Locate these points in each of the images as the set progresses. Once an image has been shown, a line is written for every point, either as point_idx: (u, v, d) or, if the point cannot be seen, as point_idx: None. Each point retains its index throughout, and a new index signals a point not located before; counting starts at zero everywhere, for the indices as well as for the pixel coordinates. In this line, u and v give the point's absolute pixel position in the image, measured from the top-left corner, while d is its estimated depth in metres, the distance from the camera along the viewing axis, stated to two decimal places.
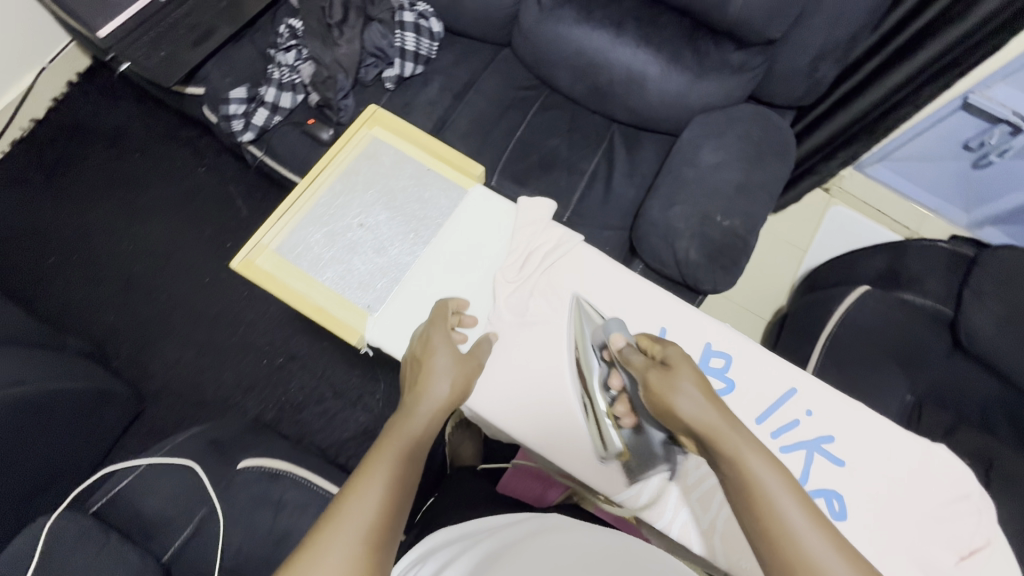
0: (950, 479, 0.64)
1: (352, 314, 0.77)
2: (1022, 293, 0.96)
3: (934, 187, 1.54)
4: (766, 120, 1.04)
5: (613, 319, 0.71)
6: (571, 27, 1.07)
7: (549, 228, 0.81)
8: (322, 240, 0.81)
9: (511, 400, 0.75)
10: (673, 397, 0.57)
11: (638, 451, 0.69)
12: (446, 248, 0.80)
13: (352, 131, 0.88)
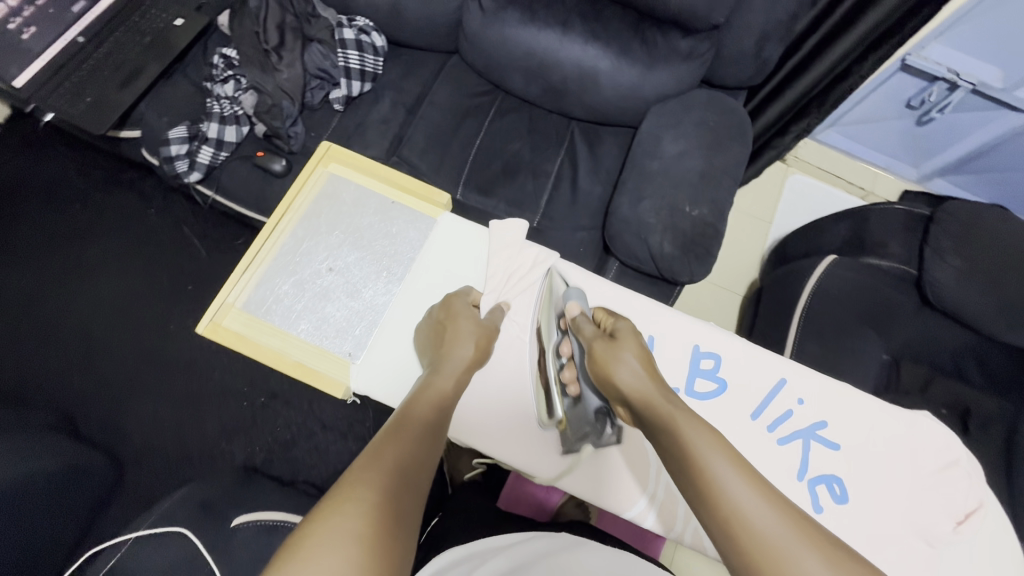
0: (937, 447, 0.66)
1: (333, 365, 0.71)
2: (976, 246, 1.01)
3: (882, 146, 1.60)
4: (720, 105, 1.05)
5: (574, 288, 0.73)
6: (516, 29, 1.04)
7: (525, 249, 0.77)
8: (291, 291, 0.74)
9: (511, 433, 0.72)
10: (613, 366, 0.63)
11: (574, 422, 0.69)
12: (422, 283, 0.75)
13: (307, 172, 0.81)
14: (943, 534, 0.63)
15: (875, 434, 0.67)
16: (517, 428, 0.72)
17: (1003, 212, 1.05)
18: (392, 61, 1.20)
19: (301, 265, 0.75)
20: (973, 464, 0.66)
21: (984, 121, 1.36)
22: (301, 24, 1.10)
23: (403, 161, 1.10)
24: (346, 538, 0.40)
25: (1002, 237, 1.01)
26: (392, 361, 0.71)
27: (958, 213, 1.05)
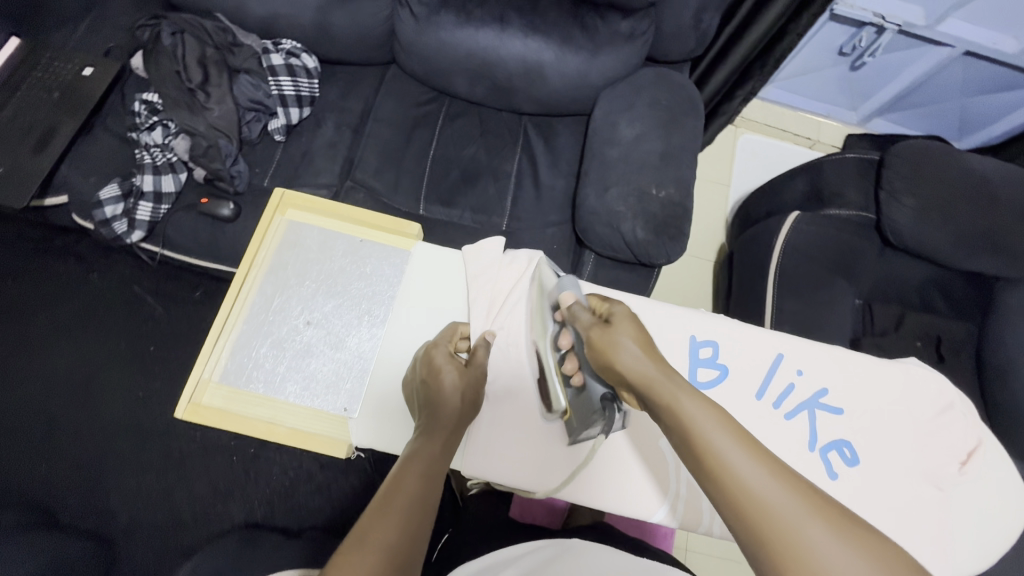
0: (932, 394, 0.69)
1: (327, 424, 0.66)
2: (927, 183, 1.05)
3: (822, 95, 1.65)
4: (668, 81, 1.05)
5: (568, 278, 0.71)
6: (453, 31, 1.01)
7: (507, 265, 0.74)
8: (269, 353, 0.68)
9: (527, 460, 0.68)
10: (612, 348, 0.59)
11: (579, 410, 0.65)
12: (405, 319, 0.70)
13: (263, 225, 0.75)
14: (951, 476, 0.66)
15: (874, 392, 0.69)
16: (533, 453, 0.68)
17: (946, 146, 1.10)
18: (327, 81, 1.15)
19: (275, 324, 0.70)
20: (966, 404, 0.69)
21: (913, 58, 1.42)
22: (223, 55, 1.03)
23: (359, 183, 1.06)
24: None
25: (949, 170, 1.06)
26: (391, 407, 0.66)
27: (904, 154, 1.08)
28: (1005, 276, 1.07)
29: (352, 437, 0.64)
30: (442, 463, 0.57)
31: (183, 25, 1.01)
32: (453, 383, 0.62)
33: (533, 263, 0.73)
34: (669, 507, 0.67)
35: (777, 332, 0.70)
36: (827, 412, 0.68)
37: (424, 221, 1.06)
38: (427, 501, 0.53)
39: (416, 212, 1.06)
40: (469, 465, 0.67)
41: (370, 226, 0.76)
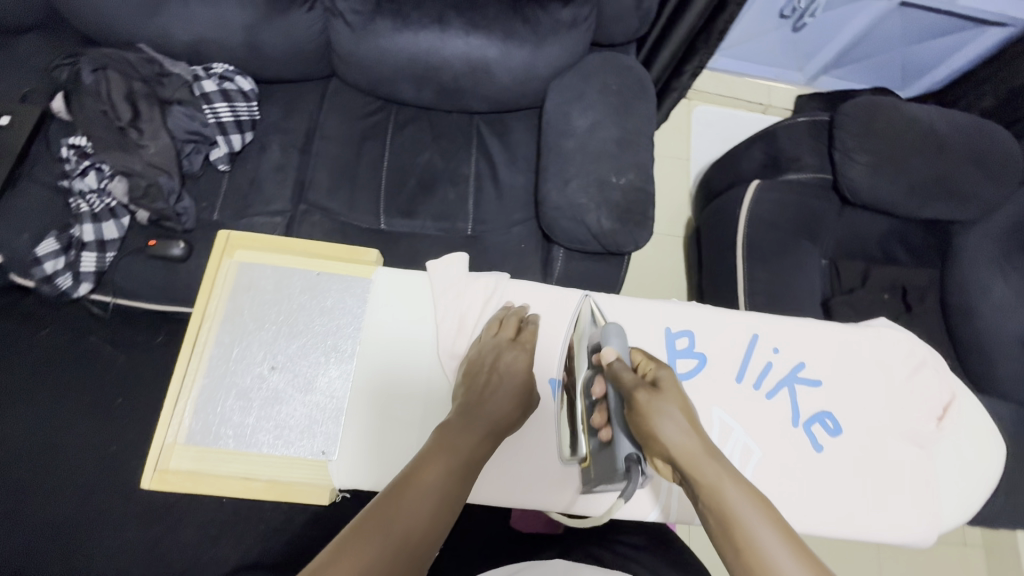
0: (902, 353, 0.71)
1: (307, 469, 0.63)
2: (878, 139, 1.06)
3: (768, 60, 1.67)
4: (617, 65, 1.03)
5: (613, 326, 0.67)
6: (392, 37, 0.97)
7: (472, 282, 0.73)
8: (237, 405, 0.65)
9: (519, 476, 0.69)
10: (655, 421, 0.58)
11: (599, 465, 0.64)
12: (376, 350, 0.68)
13: (211, 270, 0.70)
14: (931, 433, 0.68)
15: (848, 358, 0.71)
16: (525, 469, 0.69)
17: (891, 100, 1.12)
18: (266, 101, 1.10)
19: (240, 373, 0.66)
20: (936, 360, 0.71)
21: (852, 14, 1.44)
22: (152, 87, 0.97)
23: (313, 205, 1.02)
24: None
25: (898, 123, 1.07)
26: (374, 442, 0.65)
27: (853, 112, 1.09)
28: (959, 220, 1.11)
29: (335, 481, 0.63)
30: (475, 460, 0.59)
31: (105, 60, 0.94)
32: (514, 393, 0.65)
33: (499, 276, 0.73)
34: (663, 504, 0.69)
35: (749, 312, 0.71)
36: (805, 386, 0.69)
37: (387, 235, 1.04)
38: (446, 496, 0.54)
39: (377, 227, 1.03)
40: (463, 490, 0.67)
41: (327, 256, 0.73)
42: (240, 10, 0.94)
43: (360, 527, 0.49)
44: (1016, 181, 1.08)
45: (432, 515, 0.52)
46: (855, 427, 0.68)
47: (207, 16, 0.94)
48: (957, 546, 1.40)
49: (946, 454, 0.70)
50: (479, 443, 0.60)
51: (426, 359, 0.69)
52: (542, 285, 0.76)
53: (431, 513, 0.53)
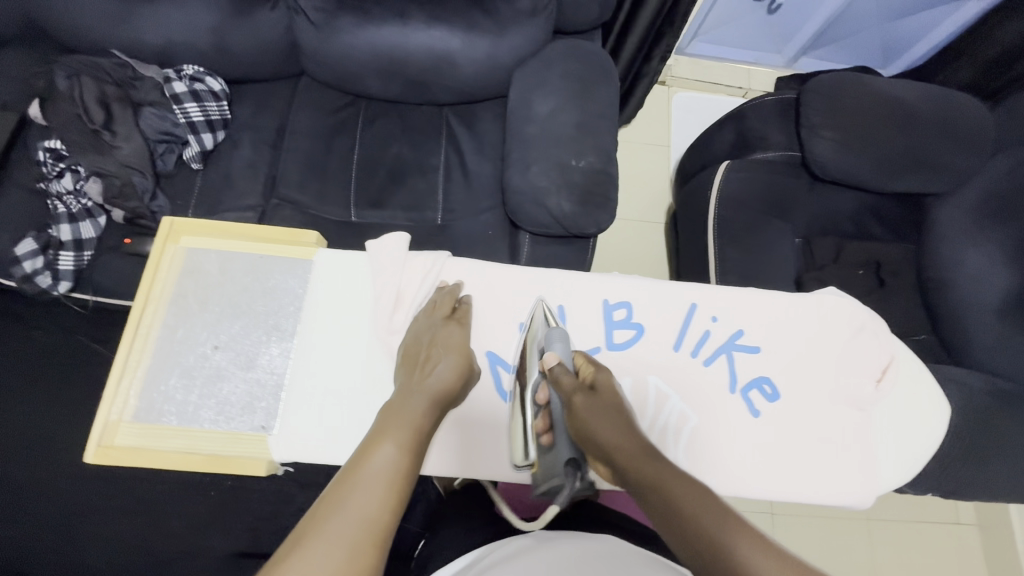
0: (846, 318, 0.74)
1: (248, 443, 0.65)
2: (843, 113, 1.06)
3: (747, 42, 1.65)
4: (579, 51, 1.04)
5: (556, 331, 0.69)
6: (354, 32, 0.98)
7: (411, 260, 0.75)
8: (181, 383, 0.67)
9: (459, 448, 0.70)
10: (591, 425, 0.59)
11: (543, 469, 0.63)
12: (317, 328, 0.71)
13: (155, 254, 0.72)
14: (870, 395, 0.70)
15: (788, 323, 0.74)
16: (465, 440, 0.71)
17: (858, 74, 1.12)
18: (239, 101, 1.12)
19: (184, 353, 0.68)
20: (879, 324, 0.73)
21: None
22: (126, 91, 1.00)
23: (284, 200, 1.04)
24: (368, 493, 0.48)
25: (865, 98, 1.07)
26: (312, 416, 0.67)
27: (820, 89, 1.08)
28: (937, 191, 1.10)
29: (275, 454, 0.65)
30: (423, 426, 0.57)
31: (77, 67, 0.97)
32: (454, 365, 0.64)
33: (439, 254, 0.74)
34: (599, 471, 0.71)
35: (686, 283, 0.75)
36: (742, 351, 0.73)
37: (357, 226, 1.06)
38: (404, 469, 0.52)
39: (347, 219, 1.05)
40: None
41: (269, 239, 0.75)
42: (206, 12, 0.97)
43: (319, 507, 0.47)
44: (987, 150, 1.07)
45: (398, 489, 0.50)
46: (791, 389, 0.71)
47: (175, 20, 0.97)
48: (949, 524, 1.38)
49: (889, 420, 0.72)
50: (423, 411, 0.58)
51: (364, 335, 0.71)
52: (483, 263, 0.77)
53: (395, 484, 0.50)
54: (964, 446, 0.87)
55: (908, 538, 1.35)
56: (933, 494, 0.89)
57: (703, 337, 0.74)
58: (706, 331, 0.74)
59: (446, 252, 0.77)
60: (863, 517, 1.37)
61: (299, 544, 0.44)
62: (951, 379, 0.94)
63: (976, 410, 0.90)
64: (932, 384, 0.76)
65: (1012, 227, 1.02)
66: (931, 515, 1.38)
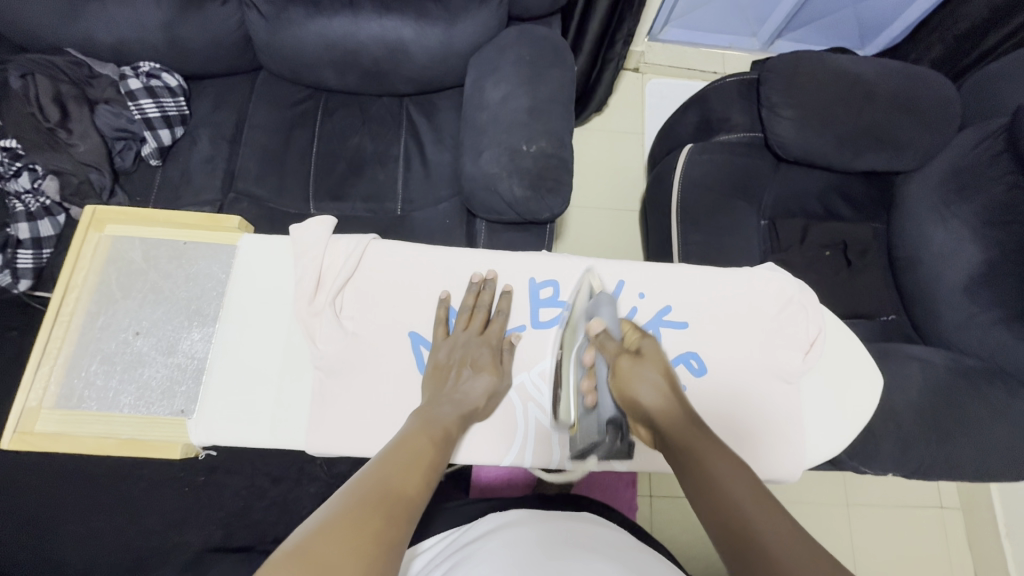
0: (772, 292, 0.79)
1: (163, 427, 0.67)
2: (801, 91, 1.05)
3: (720, 26, 1.64)
4: (532, 36, 1.03)
5: (603, 300, 0.71)
6: (305, 24, 0.99)
7: (333, 243, 0.74)
8: (102, 368, 0.70)
9: (381, 429, 0.69)
10: (635, 387, 0.61)
11: (584, 430, 0.68)
12: (236, 312, 0.72)
13: (80, 244, 0.75)
14: (798, 368, 0.75)
15: (716, 298, 0.78)
16: (383, 421, 0.69)
17: (818, 52, 1.10)
18: (198, 97, 1.13)
19: (106, 339, 0.71)
20: (808, 300, 0.77)
21: None
22: (81, 88, 1.01)
23: (241, 194, 1.05)
24: (406, 471, 0.54)
25: (825, 76, 1.06)
26: (228, 397, 0.68)
27: (778, 68, 1.07)
28: (900, 170, 1.10)
29: (192, 436, 0.67)
30: (450, 433, 0.63)
31: (31, 65, 0.98)
32: (485, 383, 0.69)
33: (361, 236, 0.74)
34: (516, 449, 0.72)
35: (618, 261, 0.79)
36: (670, 327, 0.77)
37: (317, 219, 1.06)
38: (434, 465, 0.57)
39: (306, 212, 1.05)
40: (314, 441, 0.67)
41: (195, 227, 0.76)
42: (157, 8, 0.98)
43: (365, 479, 0.51)
44: (951, 128, 1.07)
45: (425, 486, 0.54)
46: (715, 363, 0.75)
47: (126, 17, 0.98)
48: (931, 508, 1.35)
49: (822, 393, 0.77)
50: (452, 421, 0.64)
51: (284, 319, 0.72)
52: (409, 245, 0.77)
53: (427, 474, 0.55)
54: (924, 425, 0.86)
55: (891, 523, 1.33)
56: (896, 474, 0.88)
57: (632, 314, 0.78)
58: (634, 308, 0.78)
59: (370, 234, 0.77)
60: (844, 504, 1.35)
61: (350, 502, 0.47)
62: (912, 357, 0.93)
63: (938, 388, 0.89)
64: (865, 359, 0.80)
65: (975, 202, 1.00)
66: (915, 500, 1.36)
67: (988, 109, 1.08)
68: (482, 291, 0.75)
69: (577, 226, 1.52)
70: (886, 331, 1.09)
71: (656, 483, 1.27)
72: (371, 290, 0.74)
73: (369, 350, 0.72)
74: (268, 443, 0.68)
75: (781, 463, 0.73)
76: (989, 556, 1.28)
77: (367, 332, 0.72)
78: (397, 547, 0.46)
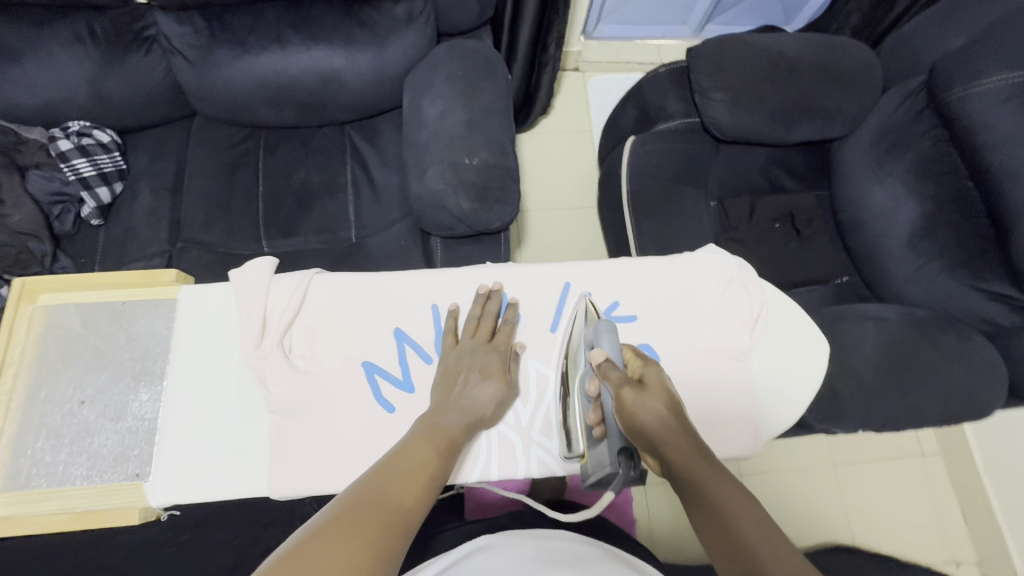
0: (714, 273, 0.81)
1: (117, 493, 0.66)
2: (729, 73, 1.08)
3: (650, 18, 1.67)
4: (463, 49, 1.04)
5: (603, 325, 0.66)
6: (234, 65, 0.99)
7: (276, 283, 0.74)
8: (48, 442, 0.68)
9: (340, 463, 0.69)
10: (639, 419, 0.59)
11: (592, 460, 0.65)
12: (184, 365, 0.72)
13: (13, 317, 0.73)
14: (747, 346, 0.77)
15: (661, 287, 0.80)
16: (342, 455, 0.69)
17: (740, 33, 1.14)
18: (134, 150, 1.11)
19: (51, 411, 0.69)
20: (748, 278, 0.80)
21: None
22: (9, 155, 0.99)
23: (189, 243, 1.03)
24: (406, 479, 0.55)
25: (749, 57, 1.09)
26: (184, 452, 0.68)
27: (704, 54, 1.11)
28: (833, 137, 1.14)
29: (150, 499, 0.66)
30: (454, 441, 0.63)
31: None
32: (492, 392, 0.69)
33: (302, 273, 0.75)
34: (480, 464, 0.72)
35: (561, 264, 0.81)
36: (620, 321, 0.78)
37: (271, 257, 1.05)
38: (434, 476, 0.58)
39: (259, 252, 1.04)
40: (276, 486, 0.67)
41: (131, 283, 0.75)
42: (79, 66, 0.97)
43: (367, 485, 0.53)
44: (875, 91, 1.11)
45: (426, 493, 0.55)
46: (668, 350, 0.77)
47: (48, 78, 0.96)
48: (914, 457, 1.39)
49: (774, 365, 0.79)
50: (457, 429, 0.64)
51: (232, 367, 0.72)
52: (352, 275, 0.77)
53: (427, 483, 0.56)
54: (884, 379, 0.89)
55: (877, 477, 1.36)
56: (867, 429, 0.91)
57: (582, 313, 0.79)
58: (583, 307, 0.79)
59: (313, 269, 0.77)
60: (832, 466, 1.37)
61: (348, 508, 0.49)
62: (865, 315, 0.96)
63: (894, 341, 0.92)
64: (810, 326, 0.82)
65: (905, 159, 1.04)
66: (897, 451, 1.39)
67: (907, 68, 1.12)
68: (488, 300, 0.76)
69: (539, 229, 1.53)
70: (842, 293, 1.13)
71: (647, 472, 1.28)
72: (318, 325, 0.74)
73: (320, 386, 0.71)
74: (230, 493, 0.67)
75: (739, 441, 0.74)
76: (973, 495, 1.32)
77: (317, 367, 0.72)
78: (393, 553, 0.47)
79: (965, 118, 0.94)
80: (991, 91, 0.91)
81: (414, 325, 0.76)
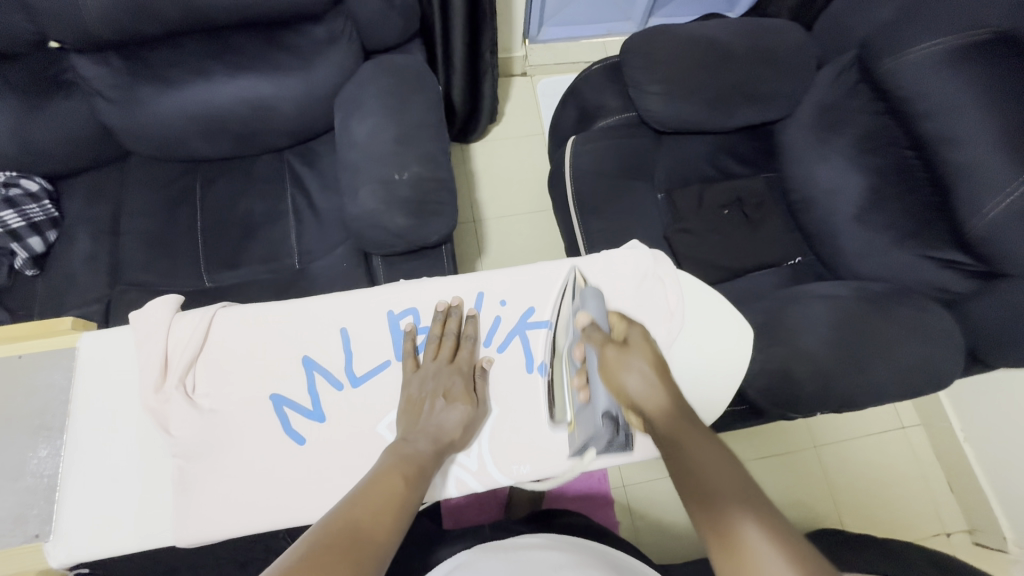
0: (631, 271, 0.79)
1: (14, 556, 0.64)
2: (660, 65, 1.08)
3: (594, 17, 1.66)
4: (391, 65, 1.03)
5: (589, 294, 0.74)
6: (157, 101, 0.98)
7: (179, 322, 0.73)
8: None
9: (247, 504, 0.67)
10: (623, 376, 0.69)
11: (583, 424, 0.72)
12: (85, 416, 0.70)
13: None
14: (664, 341, 0.77)
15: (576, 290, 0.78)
16: (247, 495, 0.68)
17: (669, 24, 1.13)
18: (68, 196, 1.10)
19: None
20: (664, 272, 0.80)
21: None
22: None
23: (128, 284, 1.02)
24: (379, 509, 0.55)
25: (679, 47, 1.08)
26: (86, 507, 0.66)
27: (635, 48, 1.10)
28: (774, 118, 1.14)
29: (51, 560, 0.64)
30: (424, 469, 0.63)
31: None
32: (460, 414, 0.69)
33: (205, 310, 0.73)
34: None
35: (475, 274, 0.79)
36: (533, 328, 0.77)
37: (215, 291, 1.03)
38: (405, 503, 0.58)
39: (201, 286, 1.03)
40: (183, 534, 0.66)
41: (31, 334, 0.73)
42: None
43: (339, 516, 0.53)
44: (810, 69, 1.11)
45: (396, 524, 0.55)
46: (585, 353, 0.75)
47: None
48: (894, 431, 1.37)
49: (697, 358, 0.78)
50: (427, 458, 0.65)
51: (136, 412, 0.71)
52: (262, 305, 0.75)
53: (398, 513, 0.56)
54: (840, 360, 0.87)
55: (857, 455, 1.34)
56: (825, 410, 0.89)
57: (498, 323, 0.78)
58: (497, 317, 0.77)
59: (219, 303, 0.76)
60: (813, 447, 1.35)
61: (322, 544, 0.49)
62: (817, 295, 0.94)
63: (847, 318, 0.90)
64: (731, 314, 0.80)
65: (847, 133, 1.03)
66: (878, 426, 1.37)
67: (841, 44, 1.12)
68: (448, 317, 0.75)
69: (498, 237, 1.52)
70: (798, 274, 1.11)
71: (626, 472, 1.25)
72: (225, 361, 0.72)
73: (228, 425, 0.70)
74: (137, 546, 0.66)
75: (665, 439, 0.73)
76: (957, 464, 1.30)
77: (225, 405, 0.71)
78: None
79: (901, 87, 0.94)
80: (922, 60, 0.90)
81: (322, 352, 0.74)
